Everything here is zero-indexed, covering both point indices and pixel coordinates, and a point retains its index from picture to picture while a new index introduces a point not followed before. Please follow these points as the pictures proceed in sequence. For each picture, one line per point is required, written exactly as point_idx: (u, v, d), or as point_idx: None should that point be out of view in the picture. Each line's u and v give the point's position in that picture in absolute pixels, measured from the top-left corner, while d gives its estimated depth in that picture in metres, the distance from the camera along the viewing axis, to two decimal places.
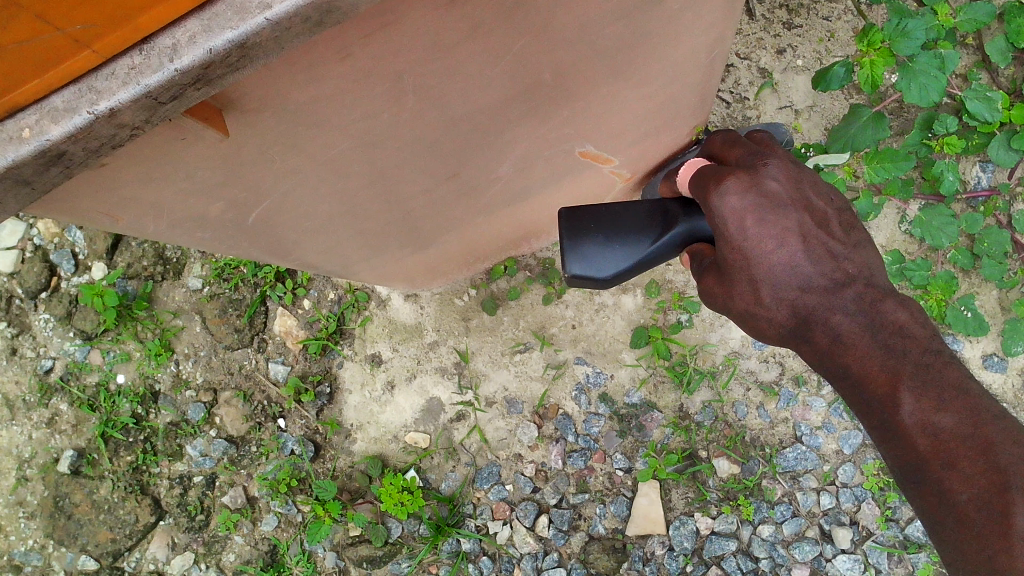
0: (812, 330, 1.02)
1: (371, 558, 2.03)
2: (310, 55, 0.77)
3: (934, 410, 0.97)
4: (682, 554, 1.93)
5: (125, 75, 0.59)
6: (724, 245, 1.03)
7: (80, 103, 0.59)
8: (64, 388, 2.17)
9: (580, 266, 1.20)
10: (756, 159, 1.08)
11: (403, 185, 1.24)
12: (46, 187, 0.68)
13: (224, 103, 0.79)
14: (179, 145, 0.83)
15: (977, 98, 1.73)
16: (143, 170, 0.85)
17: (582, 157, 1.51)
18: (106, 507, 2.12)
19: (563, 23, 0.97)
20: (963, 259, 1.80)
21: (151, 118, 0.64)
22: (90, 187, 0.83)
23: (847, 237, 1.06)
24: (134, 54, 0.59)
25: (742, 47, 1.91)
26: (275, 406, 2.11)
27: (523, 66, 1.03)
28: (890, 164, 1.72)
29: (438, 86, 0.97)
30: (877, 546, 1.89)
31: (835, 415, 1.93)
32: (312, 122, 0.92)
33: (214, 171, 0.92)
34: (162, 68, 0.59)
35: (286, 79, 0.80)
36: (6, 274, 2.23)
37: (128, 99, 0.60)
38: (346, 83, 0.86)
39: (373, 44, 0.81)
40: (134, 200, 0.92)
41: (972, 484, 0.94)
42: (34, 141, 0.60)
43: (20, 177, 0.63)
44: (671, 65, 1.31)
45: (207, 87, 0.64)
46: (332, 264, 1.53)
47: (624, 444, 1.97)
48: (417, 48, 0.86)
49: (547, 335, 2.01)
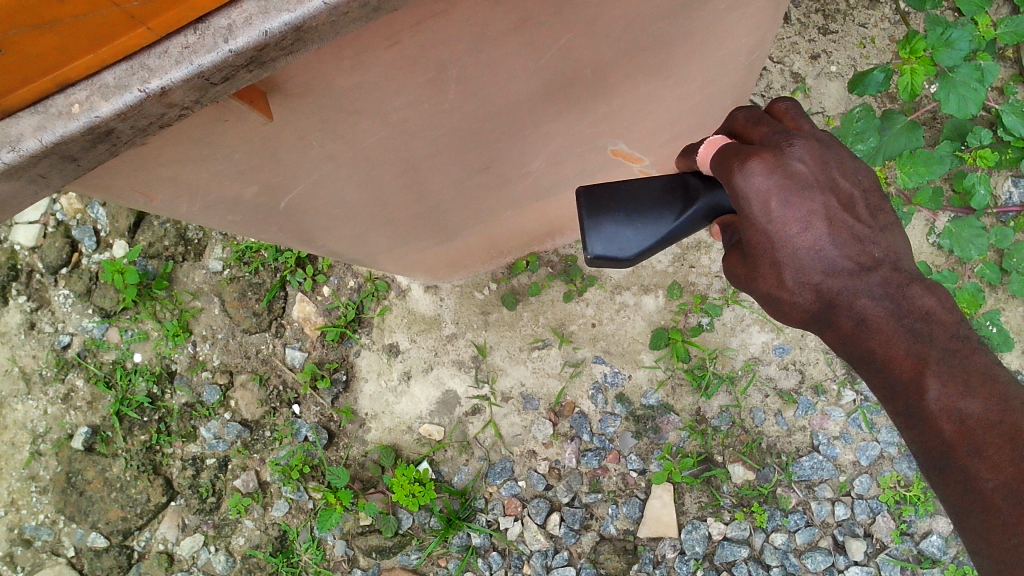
0: (836, 314, 0.94)
1: (380, 548, 2.03)
2: (359, 40, 0.77)
3: (960, 396, 0.93)
4: (693, 558, 1.92)
5: (178, 54, 0.59)
6: (745, 226, 0.92)
7: (132, 81, 0.59)
8: (81, 364, 2.18)
9: (603, 246, 1.01)
10: (781, 135, 0.94)
11: (436, 177, 1.22)
12: (90, 165, 0.68)
13: (269, 86, 0.79)
14: (220, 127, 0.82)
15: (1014, 112, 1.73)
16: (181, 150, 0.84)
17: (615, 155, 1.49)
18: (118, 485, 2.13)
19: (611, 18, 0.96)
20: (990, 273, 1.78)
21: (200, 99, 0.64)
22: (129, 165, 0.83)
23: (874, 220, 0.96)
24: (189, 33, 0.59)
25: (777, 50, 1.90)
26: (290, 391, 2.11)
27: (565, 61, 1.03)
28: (923, 169, 1.69)
29: (481, 78, 0.96)
30: (891, 559, 1.87)
31: (854, 425, 1.92)
32: (354, 109, 0.91)
33: (251, 154, 0.92)
34: (216, 48, 0.59)
35: (332, 65, 0.80)
36: (28, 249, 2.24)
37: (180, 79, 0.60)
38: (391, 70, 0.86)
39: (422, 33, 0.81)
40: (170, 180, 0.91)
41: (1000, 472, 0.92)
42: (84, 118, 0.60)
43: (66, 154, 0.63)
44: (711, 66, 1.30)
45: (258, 69, 0.65)
46: (358, 253, 1.52)
47: (639, 445, 1.96)
48: (463, 39, 0.86)
49: (567, 332, 2.00)
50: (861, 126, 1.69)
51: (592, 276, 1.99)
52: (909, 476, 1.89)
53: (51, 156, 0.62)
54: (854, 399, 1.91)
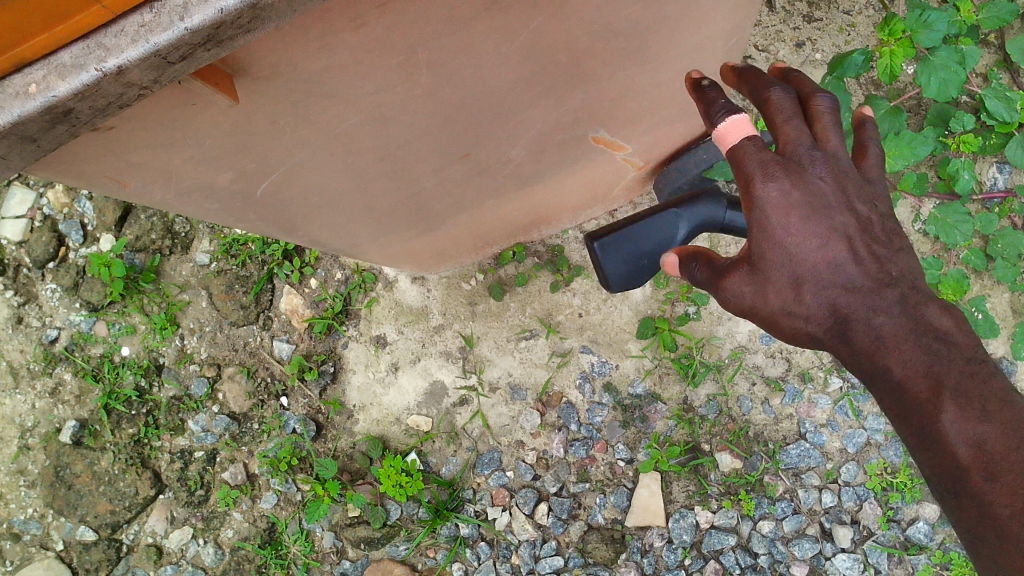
0: (851, 330, 0.96)
1: (369, 540, 2.03)
2: (324, 22, 0.76)
3: (977, 420, 0.90)
4: (680, 547, 1.92)
5: (134, 32, 0.58)
6: (762, 239, 0.97)
7: (88, 60, 0.59)
8: (69, 358, 2.17)
9: None
10: (808, 146, 0.98)
11: (415, 165, 1.22)
12: (51, 146, 0.67)
13: (234, 69, 0.78)
14: (188, 110, 0.82)
15: (997, 97, 1.71)
16: (149, 134, 0.84)
17: (597, 143, 1.49)
18: (107, 479, 2.13)
19: (582, 2, 0.95)
20: (975, 259, 1.79)
21: (159, 78, 0.64)
22: (97, 149, 0.82)
23: (892, 243, 0.99)
24: (145, 11, 0.58)
25: (761, 39, 1.90)
26: (278, 383, 2.11)
27: (539, 47, 1.02)
28: (906, 152, 1.65)
29: (453, 63, 0.96)
30: (877, 546, 1.86)
31: (840, 412, 1.91)
32: (324, 93, 0.91)
33: (222, 139, 0.91)
34: (173, 26, 0.59)
35: (298, 47, 0.79)
36: (15, 243, 2.23)
37: (137, 57, 0.59)
38: (360, 53, 0.85)
39: (388, 14, 0.80)
40: (141, 166, 0.91)
41: (1016, 499, 0.88)
42: (40, 98, 0.59)
43: (24, 134, 0.62)
44: (689, 53, 1.29)
45: (216, 48, 0.64)
46: (341, 243, 1.52)
47: (627, 435, 1.96)
48: (431, 22, 0.85)
49: (554, 322, 2.00)
50: (835, 98, 1.66)
51: (579, 265, 1.99)
52: (896, 464, 1.89)
53: (9, 136, 0.61)
54: (841, 386, 1.91)
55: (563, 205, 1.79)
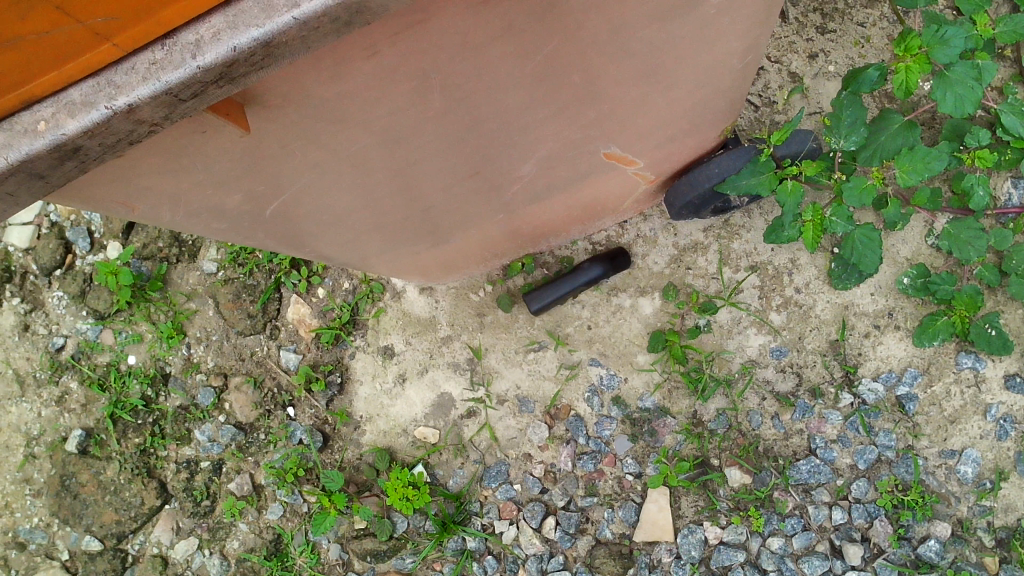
0: None
1: (375, 552, 2.02)
2: (336, 51, 0.75)
3: None
4: (689, 563, 1.90)
5: (145, 70, 0.59)
6: None
7: (98, 97, 0.60)
8: (75, 366, 2.17)
9: None
10: None
11: (425, 182, 1.21)
12: (61, 182, 0.68)
13: (245, 97, 0.77)
14: (198, 138, 0.81)
15: (1013, 112, 1.69)
16: (158, 161, 0.83)
17: (608, 158, 1.48)
18: (113, 488, 2.12)
19: (597, 25, 0.94)
20: (990, 275, 1.77)
21: (170, 115, 0.64)
22: (107, 175, 0.82)
23: None
24: (156, 49, 0.59)
25: (774, 50, 1.88)
26: (285, 393, 2.10)
27: (552, 69, 1.01)
28: (921, 167, 1.61)
29: (465, 86, 0.95)
30: (889, 564, 1.83)
31: (851, 428, 1.88)
32: (336, 118, 0.90)
33: (232, 164, 0.91)
34: (184, 64, 0.59)
35: (310, 75, 0.78)
36: (21, 250, 2.22)
37: (147, 95, 0.60)
38: (373, 80, 0.84)
39: (401, 42, 0.79)
40: (148, 190, 0.90)
41: None
42: (49, 136, 0.60)
43: (33, 171, 0.63)
44: (703, 70, 1.28)
45: (229, 85, 0.63)
46: (350, 257, 1.51)
47: (635, 449, 1.95)
48: (445, 48, 0.84)
49: (562, 334, 1.98)
50: (850, 114, 1.62)
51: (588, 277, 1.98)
52: (906, 481, 1.85)
53: (17, 173, 0.62)
54: (851, 402, 1.87)
55: (573, 218, 1.78)
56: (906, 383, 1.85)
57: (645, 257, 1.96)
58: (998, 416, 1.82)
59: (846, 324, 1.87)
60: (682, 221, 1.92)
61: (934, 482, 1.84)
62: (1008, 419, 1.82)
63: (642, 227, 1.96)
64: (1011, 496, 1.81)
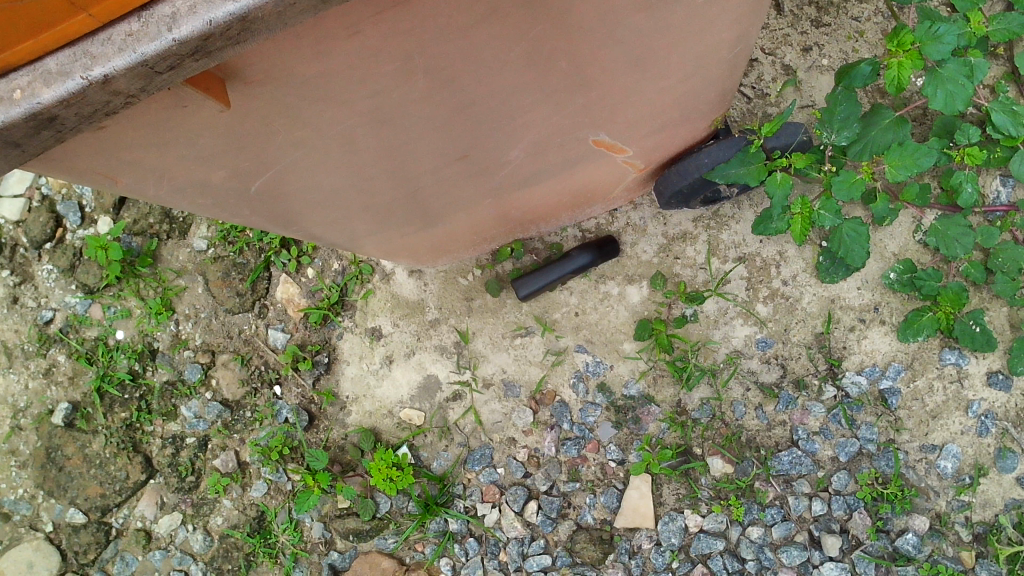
0: None
1: (358, 531, 2.04)
2: (318, 28, 0.75)
3: None
4: (668, 550, 1.92)
5: (122, 41, 0.63)
6: None
7: (73, 68, 0.63)
8: (63, 340, 2.17)
9: None
10: None
11: (412, 164, 1.21)
12: (37, 151, 0.72)
13: (225, 73, 0.78)
14: (179, 113, 0.81)
15: (1004, 111, 1.69)
16: (140, 134, 0.84)
17: (597, 146, 1.48)
18: (98, 462, 2.13)
19: (584, 12, 0.94)
20: (976, 273, 1.78)
21: (146, 88, 0.67)
22: (88, 147, 0.83)
23: None
24: (132, 21, 0.63)
25: (768, 42, 1.88)
26: (271, 371, 2.10)
27: (538, 55, 1.00)
28: (909, 162, 1.61)
29: (450, 70, 0.94)
30: (866, 556, 1.84)
31: (834, 421, 1.88)
32: (320, 98, 0.90)
33: (215, 140, 0.91)
34: (160, 37, 0.62)
35: (290, 52, 0.78)
36: (12, 223, 2.22)
37: (123, 66, 0.63)
38: (355, 60, 0.84)
39: (383, 23, 0.79)
40: (133, 163, 0.90)
41: None
42: (25, 104, 0.64)
43: (10, 139, 0.67)
44: (692, 60, 1.27)
45: (206, 60, 0.66)
46: (338, 237, 1.51)
47: (619, 435, 1.96)
48: (428, 30, 0.84)
49: (550, 320, 1.99)
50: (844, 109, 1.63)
51: None
52: (887, 474, 1.86)
53: None
54: (834, 395, 1.88)
55: (561, 205, 1.78)
56: (889, 378, 1.86)
57: (634, 245, 1.96)
58: (980, 412, 1.83)
59: (832, 317, 1.88)
60: (672, 211, 1.93)
61: (914, 475, 1.85)
62: (990, 415, 1.83)
63: (632, 216, 1.97)
64: (989, 491, 1.83)
